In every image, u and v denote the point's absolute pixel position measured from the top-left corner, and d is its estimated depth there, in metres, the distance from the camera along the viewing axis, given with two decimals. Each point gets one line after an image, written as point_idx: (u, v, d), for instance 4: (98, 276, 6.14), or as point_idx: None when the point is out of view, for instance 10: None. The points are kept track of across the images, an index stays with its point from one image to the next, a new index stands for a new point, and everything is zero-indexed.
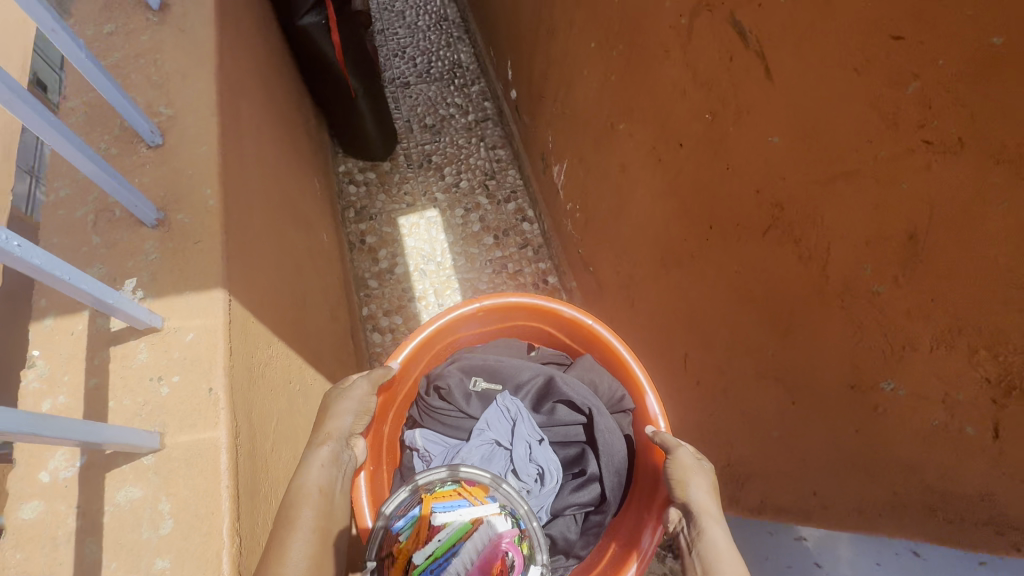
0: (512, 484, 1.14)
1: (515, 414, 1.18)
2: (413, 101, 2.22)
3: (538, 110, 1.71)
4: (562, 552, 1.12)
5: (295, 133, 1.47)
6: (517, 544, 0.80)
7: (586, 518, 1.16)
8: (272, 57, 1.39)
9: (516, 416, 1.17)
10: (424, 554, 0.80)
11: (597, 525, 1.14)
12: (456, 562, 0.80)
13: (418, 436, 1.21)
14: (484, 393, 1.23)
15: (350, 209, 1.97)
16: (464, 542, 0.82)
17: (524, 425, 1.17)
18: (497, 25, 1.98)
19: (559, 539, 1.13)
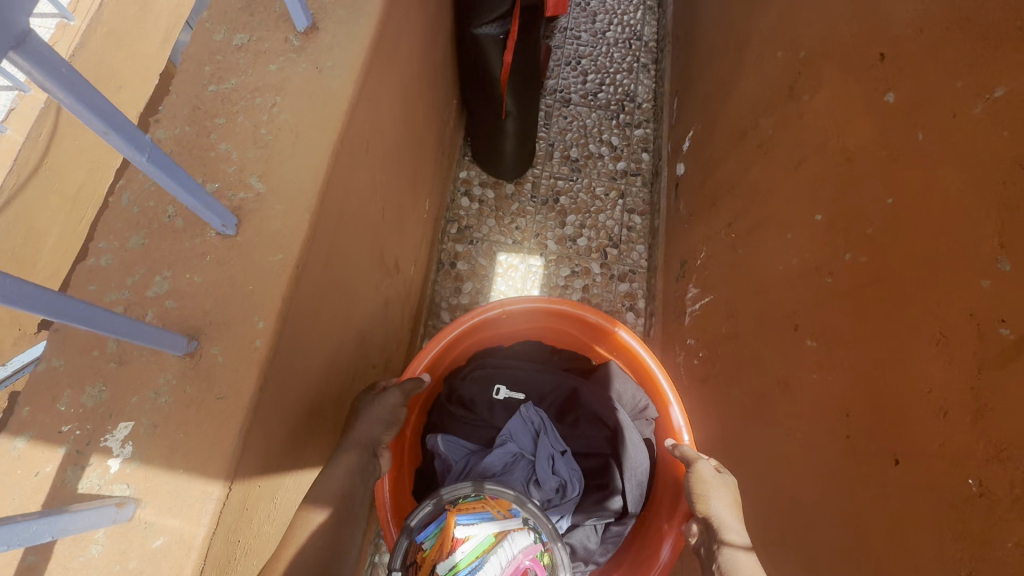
0: (536, 495, 1.23)
1: (539, 426, 1.29)
2: (566, 124, 1.95)
3: (702, 211, 1.40)
4: (583, 560, 1.23)
5: (423, 154, 1.28)
6: (539, 560, 0.89)
7: (606, 529, 1.27)
8: (428, 67, 1.18)
9: (541, 429, 1.27)
10: (450, 565, 0.88)
11: (617, 536, 1.26)
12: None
13: (440, 442, 1.28)
14: (506, 401, 1.35)
15: (455, 224, 1.79)
16: (487, 555, 0.89)
17: (547, 437, 1.27)
18: (695, 80, 1.63)
19: (579, 548, 1.23)
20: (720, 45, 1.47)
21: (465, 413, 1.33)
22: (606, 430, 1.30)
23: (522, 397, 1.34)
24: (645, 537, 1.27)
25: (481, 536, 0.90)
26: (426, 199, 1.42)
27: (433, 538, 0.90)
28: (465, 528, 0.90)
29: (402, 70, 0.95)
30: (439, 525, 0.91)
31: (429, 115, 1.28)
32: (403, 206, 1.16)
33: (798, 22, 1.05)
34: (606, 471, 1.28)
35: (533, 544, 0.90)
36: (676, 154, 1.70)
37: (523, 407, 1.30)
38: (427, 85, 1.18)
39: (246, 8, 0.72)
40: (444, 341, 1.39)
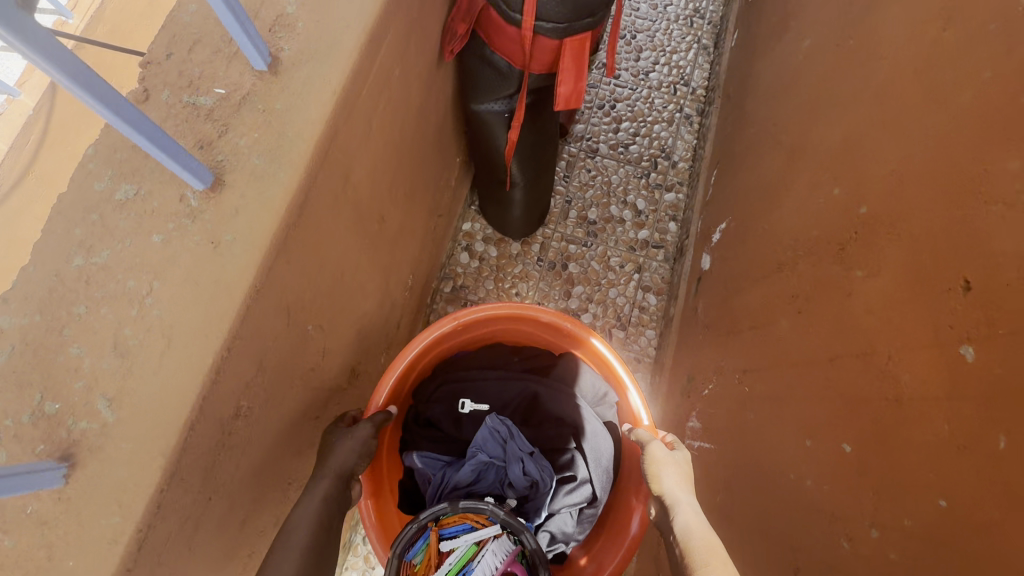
0: (509, 496, 1.34)
1: (506, 435, 1.37)
2: (588, 179, 1.75)
3: (720, 332, 1.21)
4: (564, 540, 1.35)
5: (404, 239, 1.13)
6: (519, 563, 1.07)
7: (581, 511, 1.38)
8: (413, 150, 1.01)
9: (507, 437, 1.36)
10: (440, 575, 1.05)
11: (591, 516, 1.37)
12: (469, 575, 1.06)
13: (416, 459, 1.40)
14: (473, 414, 1.44)
15: (450, 282, 1.64)
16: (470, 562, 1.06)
17: (514, 443, 1.36)
18: (737, 161, 1.40)
19: (558, 533, 1.36)
20: (771, 133, 1.24)
21: (436, 430, 1.43)
22: (567, 432, 1.42)
23: (487, 408, 1.44)
24: (617, 514, 1.39)
25: (464, 546, 1.07)
26: (409, 275, 1.27)
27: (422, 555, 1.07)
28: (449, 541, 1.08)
29: (359, 188, 0.78)
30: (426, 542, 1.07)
31: (415, 196, 1.12)
32: (367, 310, 1.02)
33: (866, 164, 0.83)
34: (573, 466, 1.41)
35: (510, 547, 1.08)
36: (704, 240, 1.48)
37: (488, 418, 1.38)
38: (410, 170, 1.02)
39: (141, 151, 0.57)
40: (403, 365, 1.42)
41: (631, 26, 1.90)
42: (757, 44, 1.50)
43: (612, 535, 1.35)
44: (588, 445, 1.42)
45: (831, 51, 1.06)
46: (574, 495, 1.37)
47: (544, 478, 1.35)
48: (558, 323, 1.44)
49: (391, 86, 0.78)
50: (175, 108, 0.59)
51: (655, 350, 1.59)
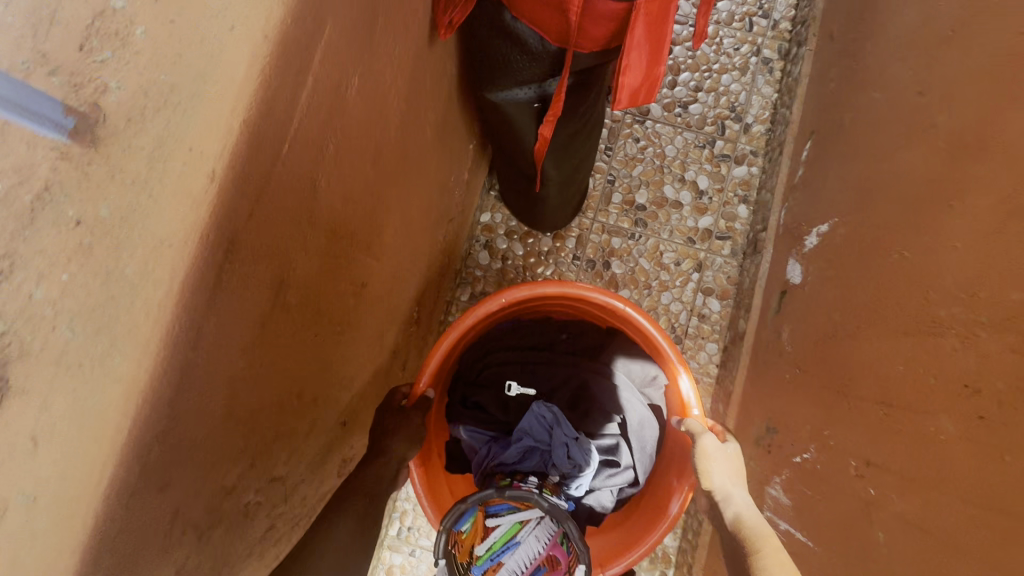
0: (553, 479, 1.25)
1: (553, 421, 1.25)
2: (636, 150, 1.38)
3: (821, 386, 0.92)
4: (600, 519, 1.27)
5: (401, 279, 0.84)
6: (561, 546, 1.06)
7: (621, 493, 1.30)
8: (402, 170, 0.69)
9: (554, 423, 1.24)
10: (486, 548, 1.06)
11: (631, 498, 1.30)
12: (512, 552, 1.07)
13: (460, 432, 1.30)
14: (518, 398, 1.30)
15: (468, 287, 1.36)
16: (513, 540, 1.08)
17: (561, 429, 1.25)
18: (848, 139, 1.03)
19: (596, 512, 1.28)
20: (915, 107, 0.86)
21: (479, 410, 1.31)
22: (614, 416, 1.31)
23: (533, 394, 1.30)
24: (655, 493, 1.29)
25: (508, 525, 1.08)
26: (414, 309, 1.00)
27: (470, 527, 1.06)
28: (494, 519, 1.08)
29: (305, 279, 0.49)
30: (474, 516, 1.07)
31: (414, 222, 0.82)
32: (352, 390, 0.76)
33: None
34: (618, 449, 1.30)
35: (554, 531, 1.07)
36: (791, 241, 1.15)
37: (536, 404, 1.25)
38: (399, 199, 0.71)
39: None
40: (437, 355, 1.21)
41: None
42: None
43: (651, 510, 1.21)
44: (634, 430, 1.29)
45: None
46: (616, 477, 1.28)
47: (588, 461, 1.27)
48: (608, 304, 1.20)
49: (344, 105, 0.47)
50: None
51: (717, 368, 1.32)
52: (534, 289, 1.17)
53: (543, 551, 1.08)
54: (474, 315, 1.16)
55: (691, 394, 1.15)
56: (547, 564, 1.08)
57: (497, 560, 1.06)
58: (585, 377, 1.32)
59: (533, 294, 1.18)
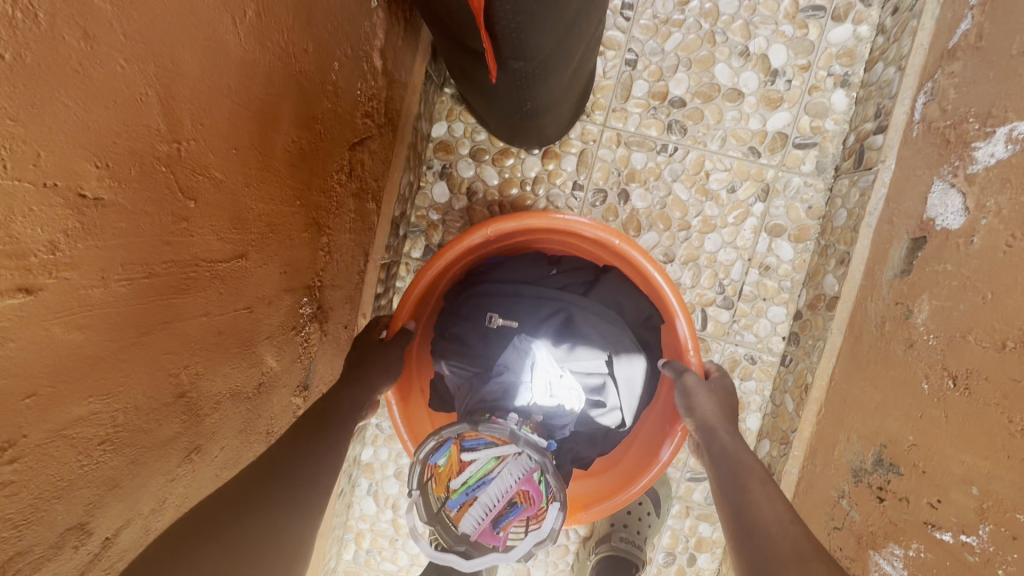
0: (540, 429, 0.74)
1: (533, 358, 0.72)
2: (672, 7, 0.86)
3: (1007, 430, 0.51)
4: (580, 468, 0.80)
5: (214, 281, 0.42)
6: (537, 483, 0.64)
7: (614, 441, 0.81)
8: (58, 37, 0.25)
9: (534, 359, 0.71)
10: (460, 482, 0.65)
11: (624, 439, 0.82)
12: (485, 495, 0.64)
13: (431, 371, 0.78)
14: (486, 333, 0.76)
15: (421, 239, 0.93)
16: (493, 480, 0.64)
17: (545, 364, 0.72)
18: None
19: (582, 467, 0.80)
20: None
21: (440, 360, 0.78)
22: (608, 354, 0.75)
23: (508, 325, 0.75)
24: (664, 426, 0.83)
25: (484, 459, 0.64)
26: (295, 300, 0.59)
27: (446, 457, 0.65)
28: (474, 451, 0.65)
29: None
30: (451, 445, 0.65)
31: (208, 163, 0.38)
32: (114, 526, 0.38)
33: None
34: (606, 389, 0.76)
35: (532, 465, 0.65)
36: (937, 152, 0.68)
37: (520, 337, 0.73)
38: (79, 122, 0.27)
39: None
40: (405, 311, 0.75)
41: None
42: None
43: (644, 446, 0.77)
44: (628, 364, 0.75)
45: None
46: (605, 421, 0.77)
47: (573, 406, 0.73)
48: (604, 236, 0.73)
49: None
50: None
51: (784, 342, 0.91)
52: (528, 221, 0.73)
53: (516, 488, 0.64)
54: (432, 271, 0.75)
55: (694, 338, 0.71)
56: (522, 504, 0.65)
57: (472, 497, 0.65)
58: (569, 307, 0.76)
59: (527, 228, 0.75)
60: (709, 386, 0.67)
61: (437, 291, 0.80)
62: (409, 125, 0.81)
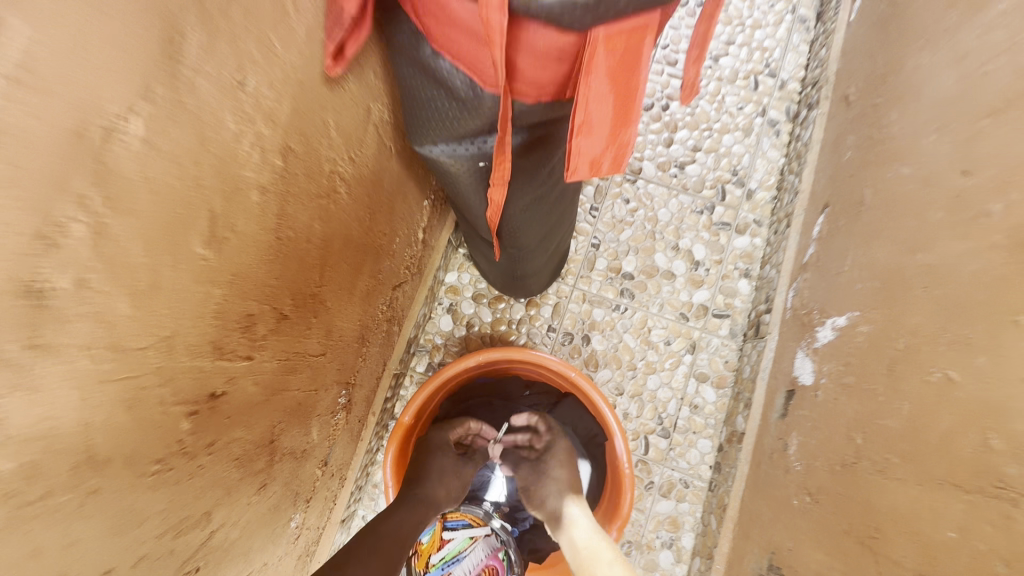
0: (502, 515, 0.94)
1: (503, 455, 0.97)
2: (626, 212, 1.23)
3: (839, 530, 0.72)
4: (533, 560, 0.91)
5: (307, 368, 0.66)
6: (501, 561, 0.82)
7: None
8: (300, 240, 0.52)
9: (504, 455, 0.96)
10: (439, 558, 0.81)
11: None
12: (459, 569, 0.80)
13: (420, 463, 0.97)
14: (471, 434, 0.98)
15: (426, 356, 1.17)
16: (466, 556, 0.81)
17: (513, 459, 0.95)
18: (867, 220, 0.87)
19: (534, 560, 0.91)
20: (955, 191, 0.70)
21: None
22: None
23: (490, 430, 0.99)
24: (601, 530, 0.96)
25: (460, 538, 0.82)
26: (338, 392, 0.82)
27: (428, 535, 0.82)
28: (452, 531, 0.83)
29: (35, 424, 0.30)
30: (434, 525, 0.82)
31: (326, 296, 0.64)
32: (218, 522, 0.56)
33: None
34: None
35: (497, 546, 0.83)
36: (799, 330, 0.98)
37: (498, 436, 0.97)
38: (291, 278, 0.53)
39: None
40: (410, 413, 0.95)
41: None
42: (906, 23, 0.94)
43: None
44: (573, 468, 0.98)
45: None
46: None
47: None
48: (564, 370, 0.98)
49: (133, 178, 0.30)
50: None
51: (710, 470, 1.12)
52: (511, 353, 0.98)
53: (486, 563, 0.81)
54: (433, 385, 0.97)
55: (628, 455, 0.91)
56: None
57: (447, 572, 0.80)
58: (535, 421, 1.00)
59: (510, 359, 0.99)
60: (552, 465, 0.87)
61: (436, 404, 1.01)
62: (430, 271, 1.11)
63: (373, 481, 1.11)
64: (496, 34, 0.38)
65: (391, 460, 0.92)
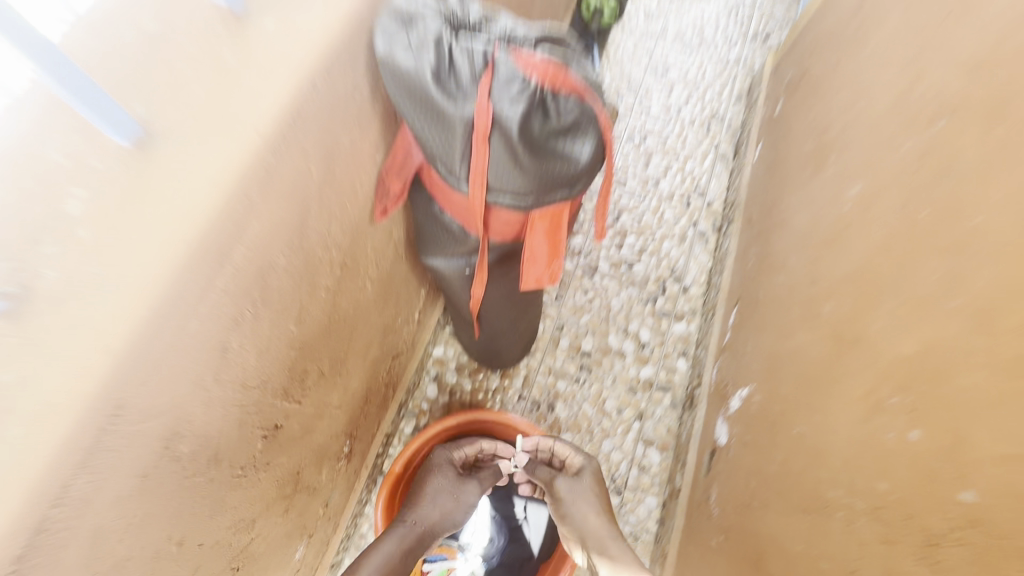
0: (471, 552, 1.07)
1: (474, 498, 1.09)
2: (585, 300, 1.49)
3: (739, 559, 0.90)
4: None
5: (327, 416, 0.86)
6: None
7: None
8: (339, 320, 0.76)
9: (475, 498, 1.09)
10: None
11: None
12: None
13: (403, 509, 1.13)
14: None
15: (412, 419, 1.34)
16: None
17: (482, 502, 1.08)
18: (761, 313, 1.14)
19: None
20: (807, 296, 0.97)
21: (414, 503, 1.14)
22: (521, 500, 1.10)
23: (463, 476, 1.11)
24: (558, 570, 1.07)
25: None
26: (344, 441, 1.01)
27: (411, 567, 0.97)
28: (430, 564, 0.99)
29: (201, 425, 0.51)
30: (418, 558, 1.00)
31: (348, 361, 0.86)
32: (254, 532, 0.74)
33: (966, 424, 0.56)
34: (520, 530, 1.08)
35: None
36: (720, 400, 1.21)
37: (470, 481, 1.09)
38: (330, 346, 0.76)
39: None
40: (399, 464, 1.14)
41: (639, 128, 1.72)
42: (784, 170, 1.28)
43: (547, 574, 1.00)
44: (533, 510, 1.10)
45: (892, 211, 0.80)
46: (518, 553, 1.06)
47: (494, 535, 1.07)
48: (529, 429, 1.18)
49: (275, 286, 0.55)
50: None
51: (656, 525, 1.29)
52: (484, 415, 1.19)
53: None
54: (419, 440, 1.16)
55: None
56: None
57: None
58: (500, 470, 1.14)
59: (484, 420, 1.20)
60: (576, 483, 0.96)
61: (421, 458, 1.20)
62: (421, 346, 1.33)
63: (360, 531, 1.22)
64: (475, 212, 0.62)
65: (382, 501, 1.11)
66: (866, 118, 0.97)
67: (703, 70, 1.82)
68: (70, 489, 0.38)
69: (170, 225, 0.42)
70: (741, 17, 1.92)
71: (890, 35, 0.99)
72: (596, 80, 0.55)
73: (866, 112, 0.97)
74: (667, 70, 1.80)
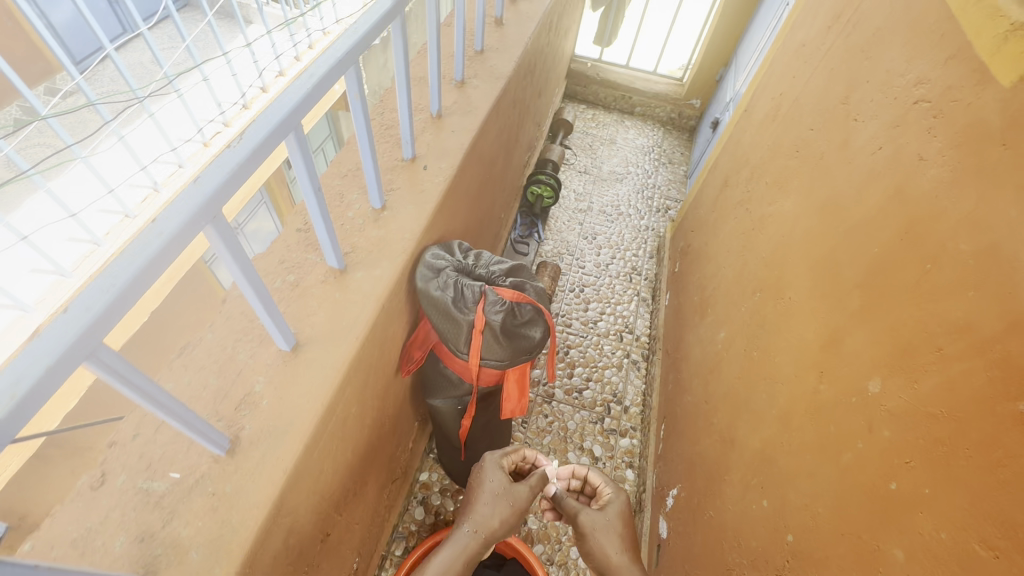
0: None
1: None
2: (545, 423, 1.80)
3: None
4: None
5: (350, 531, 1.08)
6: None
7: None
8: (368, 450, 1.03)
9: None
10: None
11: None
12: None
13: None
14: None
15: (402, 542, 1.51)
16: None
17: None
18: (680, 425, 1.49)
19: None
20: (705, 409, 1.34)
21: None
22: None
23: None
24: None
25: None
26: (354, 558, 1.20)
27: None
28: None
29: (300, 525, 0.77)
30: None
31: (368, 484, 1.11)
32: None
33: (785, 488, 0.89)
34: None
35: None
36: (661, 501, 1.49)
37: None
38: (361, 471, 1.03)
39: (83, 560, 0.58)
40: None
41: (578, 281, 2.20)
42: (685, 312, 1.73)
43: None
44: None
45: (741, 350, 1.21)
46: None
47: None
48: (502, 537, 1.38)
49: (347, 424, 0.85)
50: (125, 498, 0.62)
51: None
52: None
53: None
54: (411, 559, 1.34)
55: None
56: None
57: None
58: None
59: None
60: (603, 518, 1.06)
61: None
62: (412, 472, 1.57)
63: None
64: (473, 373, 0.95)
65: None
66: (724, 284, 1.44)
67: (623, 235, 2.38)
68: (250, 561, 0.64)
69: (310, 394, 0.73)
70: (647, 195, 2.57)
71: (731, 231, 1.51)
72: (538, 296, 0.96)
73: (725, 280, 1.44)
74: (596, 236, 2.36)
